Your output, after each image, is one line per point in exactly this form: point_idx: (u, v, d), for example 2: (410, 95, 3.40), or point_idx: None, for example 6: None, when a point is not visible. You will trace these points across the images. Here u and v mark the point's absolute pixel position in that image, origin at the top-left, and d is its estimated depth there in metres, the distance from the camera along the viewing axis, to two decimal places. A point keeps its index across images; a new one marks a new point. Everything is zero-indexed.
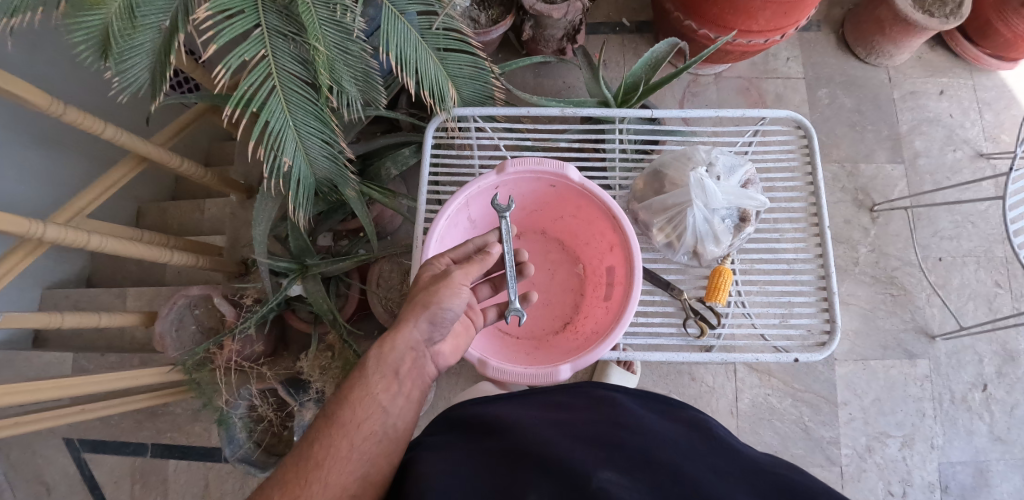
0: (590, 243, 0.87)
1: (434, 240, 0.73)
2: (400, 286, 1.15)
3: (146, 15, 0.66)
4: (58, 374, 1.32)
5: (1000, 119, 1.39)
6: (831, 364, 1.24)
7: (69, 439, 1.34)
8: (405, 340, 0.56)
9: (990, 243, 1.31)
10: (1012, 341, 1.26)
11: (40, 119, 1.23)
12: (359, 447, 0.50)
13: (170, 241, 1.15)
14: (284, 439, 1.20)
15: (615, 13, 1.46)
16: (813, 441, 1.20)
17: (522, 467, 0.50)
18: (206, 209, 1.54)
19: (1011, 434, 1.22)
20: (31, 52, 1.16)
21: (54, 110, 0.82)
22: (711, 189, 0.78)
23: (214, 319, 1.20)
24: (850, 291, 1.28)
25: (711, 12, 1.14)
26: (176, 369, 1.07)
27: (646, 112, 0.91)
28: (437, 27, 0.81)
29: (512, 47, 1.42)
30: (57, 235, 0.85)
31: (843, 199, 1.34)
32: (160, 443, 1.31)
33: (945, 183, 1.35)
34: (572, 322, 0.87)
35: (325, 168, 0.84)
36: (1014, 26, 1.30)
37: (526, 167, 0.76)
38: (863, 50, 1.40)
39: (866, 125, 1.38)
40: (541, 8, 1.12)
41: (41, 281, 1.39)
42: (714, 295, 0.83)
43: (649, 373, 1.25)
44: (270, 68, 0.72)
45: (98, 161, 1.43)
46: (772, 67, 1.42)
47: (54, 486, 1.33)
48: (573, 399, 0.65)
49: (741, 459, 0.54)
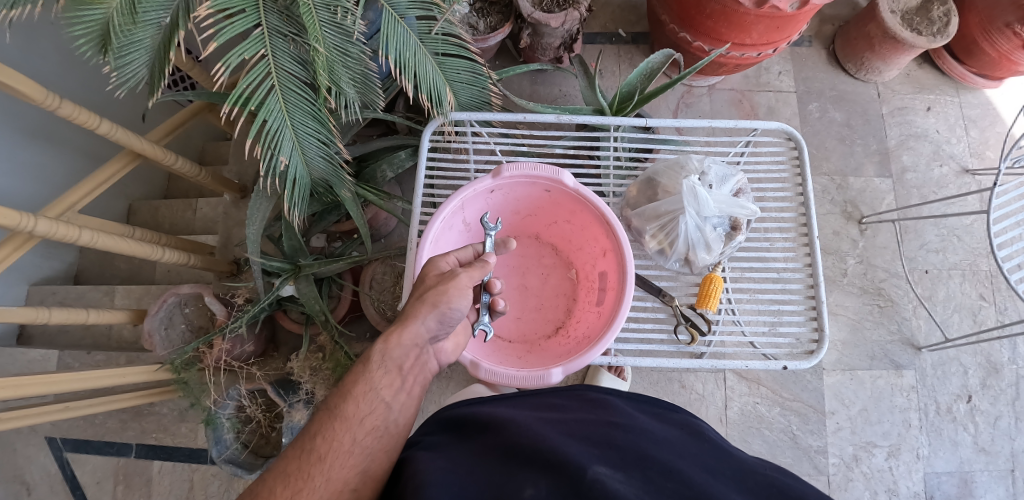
0: (584, 248, 0.88)
1: (428, 243, 0.73)
2: (392, 289, 1.16)
3: (147, 11, 0.66)
4: (43, 370, 1.31)
5: (985, 136, 1.42)
6: (819, 374, 1.25)
7: (51, 438, 1.32)
8: (410, 337, 0.56)
9: (975, 257, 1.33)
10: (996, 353, 1.28)
11: (34, 111, 1.22)
12: (361, 441, 0.50)
13: (162, 239, 1.14)
14: (272, 440, 1.19)
15: (612, 24, 1.48)
16: (801, 450, 1.21)
17: (518, 463, 0.50)
18: (199, 209, 1.52)
19: (994, 445, 1.23)
20: (27, 45, 1.16)
21: (49, 104, 0.82)
22: (703, 197, 0.79)
23: (203, 318, 1.19)
24: (838, 301, 1.30)
25: (706, 25, 1.16)
26: (165, 368, 1.07)
27: (641, 120, 0.91)
28: (436, 32, 0.82)
29: (510, 54, 1.43)
30: (48, 228, 0.84)
31: (833, 211, 1.36)
32: (145, 444, 1.29)
33: (932, 196, 1.37)
34: (564, 326, 0.87)
35: (321, 168, 0.84)
36: (998, 45, 1.33)
37: (521, 172, 0.76)
38: (853, 66, 1.43)
39: (855, 139, 1.41)
40: (539, 16, 1.14)
41: (26, 277, 1.38)
42: (703, 302, 0.84)
43: (639, 379, 1.26)
44: (269, 67, 0.72)
45: (91, 157, 1.42)
46: (764, 80, 1.45)
47: (34, 486, 1.31)
48: (567, 401, 0.66)
49: (731, 461, 0.55)
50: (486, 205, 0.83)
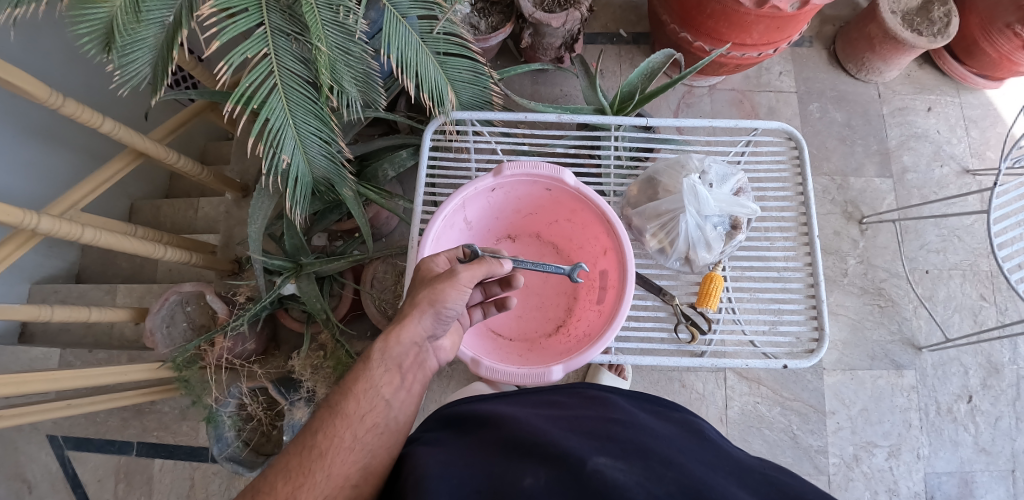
0: (585, 247, 0.88)
1: (429, 240, 0.73)
2: (394, 287, 1.16)
3: (150, 10, 0.66)
4: (45, 368, 1.31)
5: (985, 136, 1.42)
6: (819, 373, 1.26)
7: (52, 436, 1.32)
8: (411, 335, 0.56)
9: (976, 257, 1.33)
10: (997, 353, 1.28)
11: (37, 110, 1.22)
12: (363, 438, 0.51)
13: (164, 237, 1.14)
14: (274, 438, 1.19)
15: (613, 24, 1.49)
16: (801, 450, 1.21)
17: (518, 456, 0.51)
18: (200, 208, 1.53)
19: (994, 445, 1.23)
20: (29, 43, 1.16)
21: (52, 102, 0.82)
22: (704, 196, 0.80)
23: (205, 316, 1.20)
24: (839, 301, 1.30)
25: (706, 25, 1.16)
26: (166, 366, 1.07)
27: (642, 120, 0.92)
28: (438, 31, 0.82)
29: (511, 54, 1.44)
30: (51, 227, 0.84)
31: (833, 211, 1.36)
32: (146, 442, 1.29)
33: (932, 197, 1.38)
34: (565, 324, 0.88)
35: (323, 167, 0.85)
36: (999, 46, 1.33)
37: (522, 171, 0.77)
38: (853, 66, 1.43)
39: (855, 139, 1.41)
40: (540, 16, 1.14)
41: (29, 275, 1.38)
42: (704, 300, 0.85)
43: (640, 378, 1.26)
44: (272, 66, 0.73)
45: (93, 155, 1.42)
46: (764, 81, 1.45)
47: (36, 484, 1.32)
48: (567, 398, 0.66)
49: (730, 459, 0.55)
50: (487, 203, 0.83)
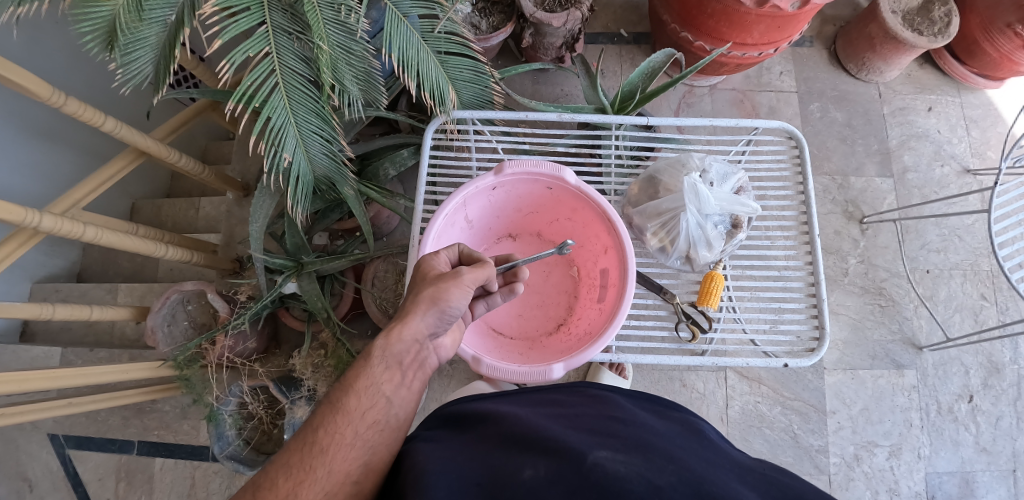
0: (586, 246, 0.88)
1: (431, 238, 0.73)
2: (394, 287, 1.16)
3: (153, 9, 0.67)
4: (46, 367, 1.31)
5: (985, 136, 1.42)
6: (820, 373, 1.26)
7: (53, 435, 1.33)
8: (411, 333, 0.56)
9: (976, 257, 1.33)
10: (998, 353, 1.28)
11: (39, 109, 1.23)
12: (363, 435, 0.51)
13: (165, 236, 1.14)
14: (274, 437, 1.19)
15: (613, 24, 1.49)
16: (802, 449, 1.21)
17: (519, 450, 0.51)
18: (201, 207, 1.53)
19: (995, 444, 1.23)
20: (32, 43, 1.16)
21: (55, 102, 0.82)
22: (705, 195, 0.80)
23: (206, 315, 1.20)
24: (839, 301, 1.30)
25: (707, 24, 1.16)
26: (167, 364, 1.07)
27: (643, 120, 0.91)
28: (439, 31, 0.82)
29: (512, 54, 1.44)
30: (52, 225, 0.84)
31: (833, 211, 1.36)
32: (146, 441, 1.29)
33: (933, 197, 1.38)
34: (566, 323, 0.88)
35: (324, 166, 0.85)
36: (1000, 46, 1.33)
37: (523, 169, 0.77)
38: (854, 66, 1.43)
39: (856, 139, 1.41)
40: (541, 15, 1.14)
41: (30, 274, 1.39)
42: (706, 299, 0.84)
43: (641, 377, 1.26)
44: (274, 65, 0.73)
45: (94, 154, 1.43)
46: (765, 80, 1.45)
47: (36, 482, 1.32)
48: (568, 397, 0.66)
49: (730, 459, 0.55)
50: (488, 201, 0.83)
